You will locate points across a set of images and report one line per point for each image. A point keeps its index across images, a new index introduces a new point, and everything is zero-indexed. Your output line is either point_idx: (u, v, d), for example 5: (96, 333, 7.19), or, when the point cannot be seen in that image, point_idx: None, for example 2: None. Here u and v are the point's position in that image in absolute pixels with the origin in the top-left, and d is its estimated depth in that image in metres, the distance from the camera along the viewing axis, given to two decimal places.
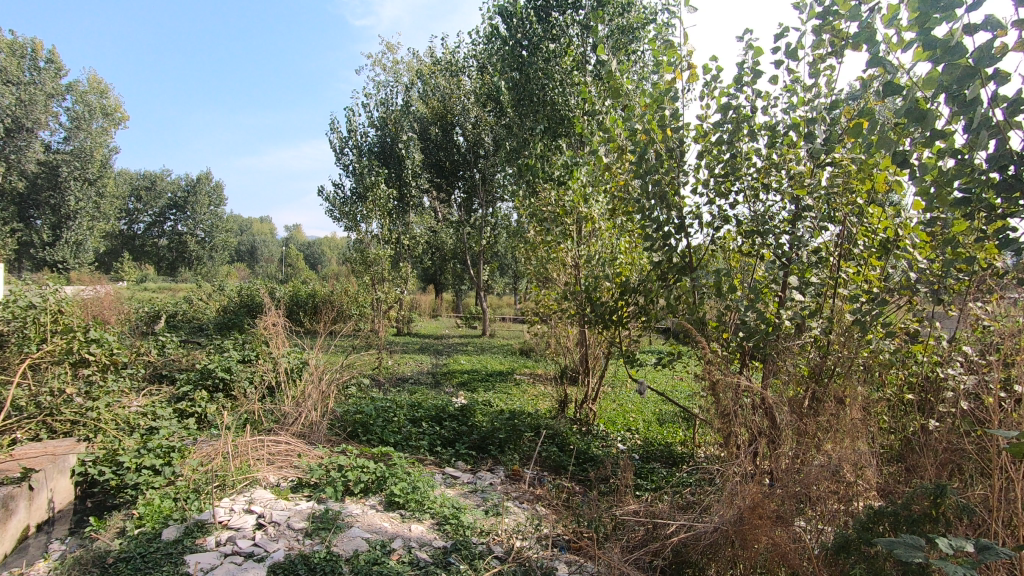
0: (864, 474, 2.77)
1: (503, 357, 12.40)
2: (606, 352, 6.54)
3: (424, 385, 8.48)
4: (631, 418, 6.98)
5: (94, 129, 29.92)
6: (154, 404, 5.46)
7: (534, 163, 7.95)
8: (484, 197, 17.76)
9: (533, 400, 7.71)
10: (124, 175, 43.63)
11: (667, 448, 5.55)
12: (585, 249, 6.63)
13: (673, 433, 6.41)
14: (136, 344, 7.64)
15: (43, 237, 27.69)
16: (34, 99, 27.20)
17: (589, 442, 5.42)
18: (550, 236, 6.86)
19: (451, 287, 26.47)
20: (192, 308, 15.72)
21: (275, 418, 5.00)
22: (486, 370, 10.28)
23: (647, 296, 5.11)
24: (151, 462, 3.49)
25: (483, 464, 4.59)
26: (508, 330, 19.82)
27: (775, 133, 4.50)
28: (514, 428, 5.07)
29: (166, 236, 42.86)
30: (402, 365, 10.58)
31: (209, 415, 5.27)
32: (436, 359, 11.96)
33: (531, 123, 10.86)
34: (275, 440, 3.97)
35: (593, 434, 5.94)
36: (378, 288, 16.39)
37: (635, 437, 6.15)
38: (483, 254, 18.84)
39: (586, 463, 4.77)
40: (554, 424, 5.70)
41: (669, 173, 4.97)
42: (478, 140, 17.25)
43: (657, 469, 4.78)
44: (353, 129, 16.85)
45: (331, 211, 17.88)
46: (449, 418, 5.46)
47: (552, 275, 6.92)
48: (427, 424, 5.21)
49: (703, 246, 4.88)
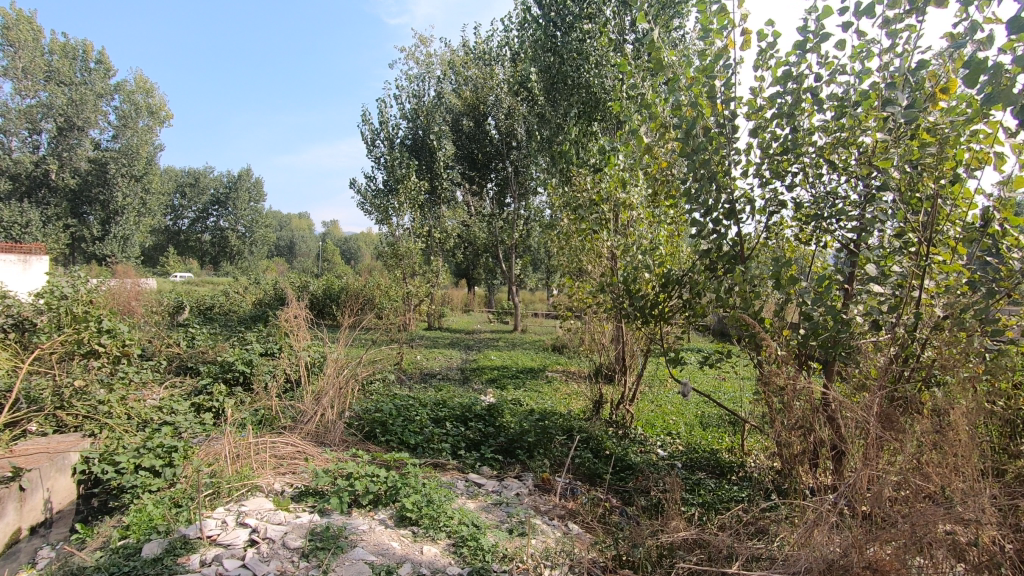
0: (979, 507, 2.26)
1: (535, 353, 12.00)
2: (645, 350, 6.06)
3: (452, 382, 8.16)
4: (671, 421, 6.49)
5: (141, 127, 30.74)
6: (171, 398, 5.28)
7: (567, 148, 7.54)
8: (516, 189, 17.39)
9: (566, 399, 7.30)
10: (169, 173, 45.07)
11: (713, 455, 5.07)
12: (622, 239, 6.16)
13: (719, 438, 5.89)
14: (164, 336, 7.55)
15: (93, 232, 28.61)
16: (83, 98, 28.18)
17: (626, 448, 4.97)
18: (585, 224, 6.40)
19: (484, 282, 26.26)
20: (228, 301, 15.88)
21: (292, 415, 4.74)
22: (517, 367, 9.90)
23: (693, 289, 4.61)
24: (150, 463, 3.24)
25: (510, 470, 4.21)
26: (540, 325, 19.40)
27: (843, 103, 3.95)
28: (545, 431, 4.69)
29: (209, 231, 44.08)
30: (431, 360, 10.30)
31: (226, 410, 5.05)
32: (466, 354, 11.64)
33: (565, 107, 10.39)
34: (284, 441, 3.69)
35: (630, 438, 5.49)
36: (409, 282, 16.28)
37: (677, 443, 5.66)
38: (515, 248, 18.45)
39: (624, 472, 4.35)
40: (589, 427, 5.27)
41: (718, 152, 4.46)
42: (510, 130, 16.85)
43: (702, 480, 4.31)
44: (384, 121, 16.65)
45: (362, 204, 17.81)
46: (474, 418, 5.11)
47: (587, 267, 6.48)
48: (451, 424, 4.86)
49: (757, 234, 4.36)
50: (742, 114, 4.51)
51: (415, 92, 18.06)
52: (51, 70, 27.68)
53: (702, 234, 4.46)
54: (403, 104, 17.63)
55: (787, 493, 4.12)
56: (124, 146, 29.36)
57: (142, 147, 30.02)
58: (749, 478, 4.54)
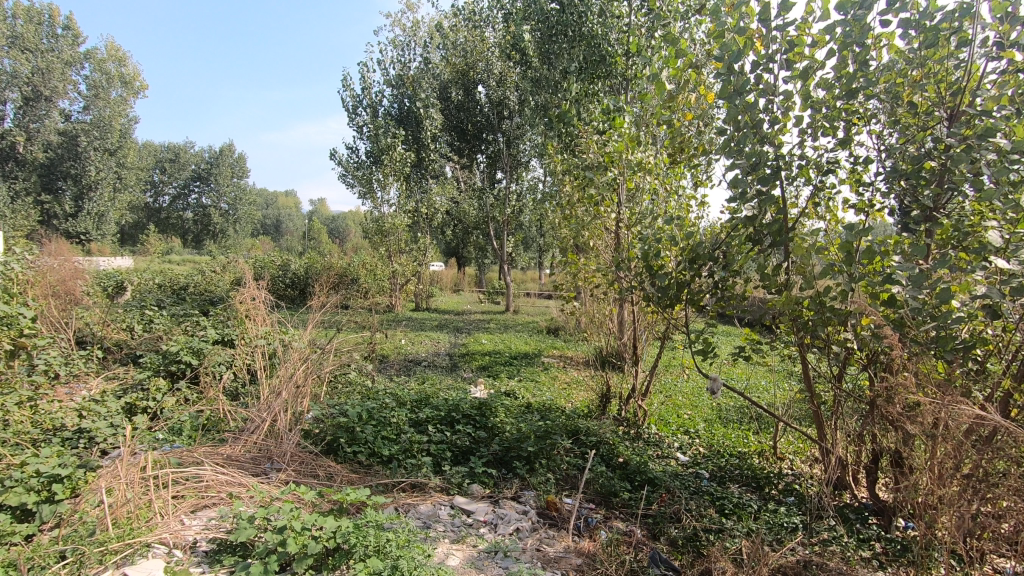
0: None
1: (529, 335, 11.24)
2: (659, 337, 5.29)
3: (440, 370, 7.39)
4: (685, 416, 5.77)
5: (114, 98, 28.98)
6: (99, 397, 4.42)
7: (567, 107, 6.67)
8: (507, 162, 16.48)
9: (566, 391, 6.55)
10: (147, 147, 43.34)
11: (742, 461, 4.33)
12: (632, 209, 5.35)
13: (743, 436, 5.17)
14: (109, 320, 6.65)
15: (66, 208, 27.13)
16: (50, 66, 26.51)
17: (642, 455, 4.21)
18: (591, 192, 5.55)
19: (474, 261, 25.49)
20: (203, 280, 14.90)
21: (239, 418, 3.88)
22: (510, 351, 9.12)
23: (727, 267, 3.78)
24: (17, 500, 2.32)
25: (506, 488, 3.43)
26: (534, 306, 18.66)
27: (929, 30, 3.08)
28: (547, 436, 3.91)
29: (190, 208, 42.62)
30: (417, 345, 9.51)
31: (164, 413, 4.21)
32: (455, 338, 10.81)
33: (562, 66, 9.45)
34: (212, 470, 2.87)
35: (644, 440, 4.76)
36: (395, 259, 16.19)
37: (697, 443, 4.93)
38: (507, 225, 17.52)
39: (644, 489, 3.59)
40: (598, 429, 4.50)
41: (762, 96, 3.58)
42: (502, 99, 15.83)
43: (740, 498, 3.56)
44: (367, 87, 15.52)
45: (344, 177, 16.77)
46: (462, 419, 4.30)
47: (591, 241, 5.66)
48: (435, 428, 4.06)
49: (806, 200, 3.53)
50: (790, 51, 3.62)
51: (399, 57, 16.79)
52: (15, 36, 25.55)
53: (741, 198, 3.60)
54: (387, 69, 16.40)
55: (845, 516, 3.40)
56: (95, 118, 27.73)
57: (115, 119, 28.45)
58: (790, 493, 3.82)
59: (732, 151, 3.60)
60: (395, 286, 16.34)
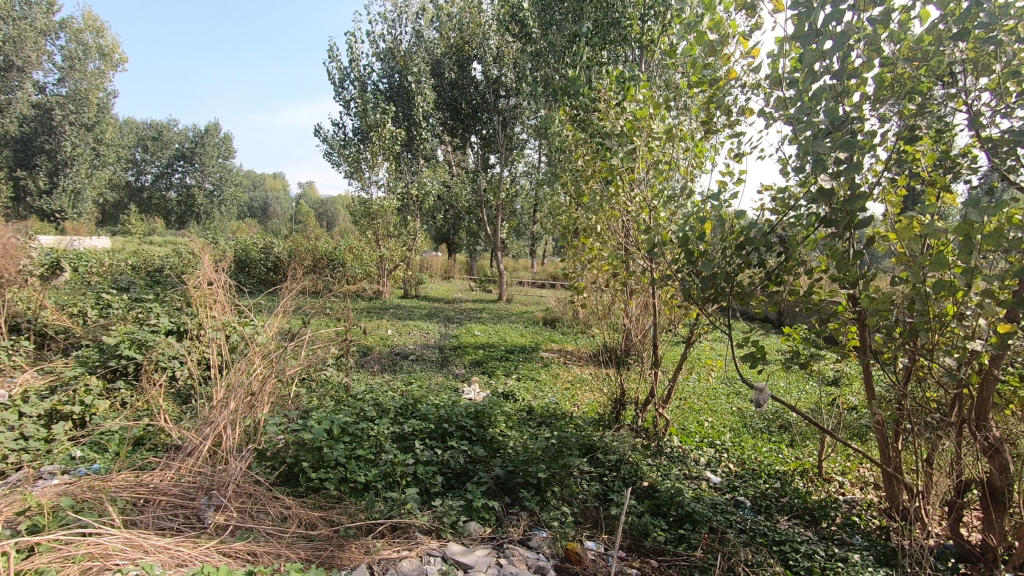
0: None
1: (525, 327, 10.58)
2: (683, 335, 4.62)
3: (430, 366, 6.69)
4: (707, 424, 5.13)
5: (91, 70, 27.48)
6: (15, 399, 3.65)
7: (577, 73, 5.90)
8: (503, 144, 15.70)
9: (570, 392, 5.87)
10: (128, 125, 41.91)
11: (785, 485, 3.69)
12: (655, 186, 4.62)
13: (777, 450, 4.53)
14: (55, 304, 5.85)
15: (40, 185, 25.87)
16: (23, 35, 24.97)
17: (669, 478, 3.55)
18: (605, 167, 4.81)
19: (465, 248, 24.77)
20: (177, 261, 14.01)
21: (180, 430, 3.14)
22: (506, 344, 8.45)
23: (786, 255, 3.06)
24: None
25: (512, 527, 2.73)
26: (527, 295, 17.96)
27: None
28: (559, 458, 3.21)
29: (174, 188, 41.27)
30: (406, 336, 8.80)
31: (92, 420, 3.47)
32: (445, 329, 10.08)
33: (568, 36, 8.68)
34: (113, 521, 2.08)
35: (668, 455, 4.10)
36: (382, 244, 15.40)
37: (726, 458, 4.28)
38: (502, 210, 16.76)
39: (682, 527, 2.91)
40: (615, 443, 3.83)
41: (842, 39, 2.76)
42: (498, 77, 15.01)
43: (798, 540, 2.89)
44: (354, 59, 14.56)
45: (330, 154, 15.82)
46: (456, 432, 3.59)
47: (604, 225, 4.96)
48: (423, 445, 3.34)
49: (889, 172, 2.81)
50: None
51: (390, 28, 15.72)
52: None
53: (811, 167, 2.78)
54: (377, 41, 15.41)
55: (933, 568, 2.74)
56: (71, 91, 26.31)
57: (92, 93, 26.97)
58: (852, 529, 3.17)
59: (803, 107, 2.78)
60: (382, 272, 15.59)
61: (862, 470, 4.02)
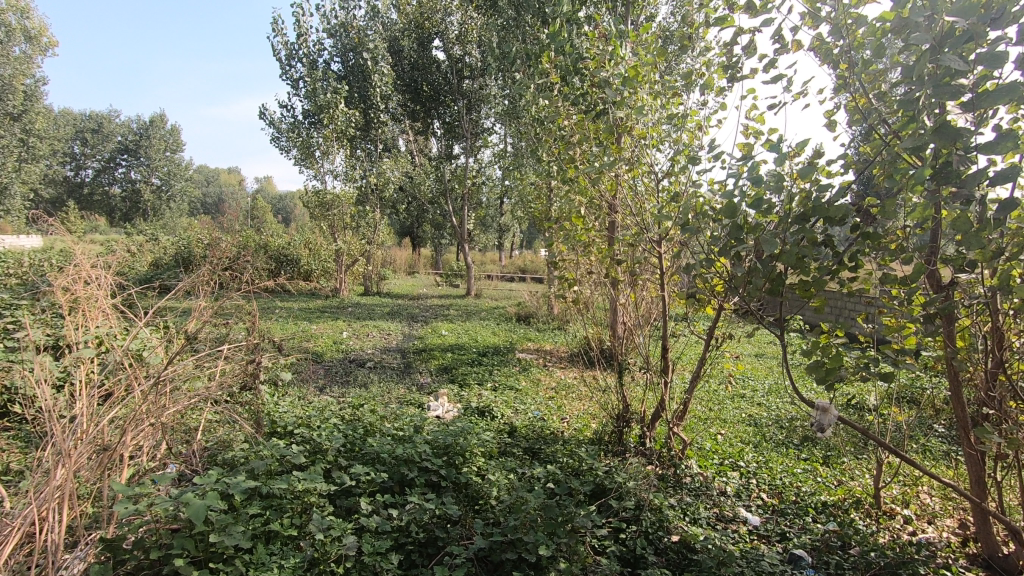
0: None
1: (497, 324, 9.65)
2: (696, 335, 3.78)
3: (389, 375, 5.67)
4: (721, 438, 4.32)
5: (17, 56, 24.04)
6: None
7: (557, 23, 4.99)
8: (468, 129, 14.75)
9: (556, 403, 4.98)
10: (64, 117, 38.92)
11: (846, 527, 2.88)
12: (660, 155, 3.75)
13: (811, 471, 3.74)
14: None
15: None
16: None
17: (704, 528, 2.70)
18: (597, 134, 3.93)
19: (430, 241, 23.61)
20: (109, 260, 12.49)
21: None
22: (478, 345, 7.50)
23: (871, 229, 2.22)
24: None
25: None
26: (497, 289, 17.01)
27: None
28: (563, 517, 2.30)
29: (117, 183, 38.47)
30: (364, 339, 7.73)
31: None
32: (409, 329, 9.03)
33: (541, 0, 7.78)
34: None
35: (691, 489, 3.25)
36: (339, 236, 14.17)
37: (758, 487, 3.47)
38: (468, 199, 15.72)
39: None
40: (627, 479, 2.95)
41: None
42: (462, 56, 14.03)
43: None
44: (302, 34, 13.26)
45: (278, 140, 14.44)
46: (417, 479, 2.64)
47: (595, 203, 4.08)
48: (372, 505, 2.39)
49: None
50: None
51: None
52: None
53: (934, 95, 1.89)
54: (328, 15, 14.10)
55: None
56: None
57: (17, 80, 23.91)
58: None
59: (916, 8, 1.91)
60: (340, 267, 14.37)
61: (923, 497, 3.28)
